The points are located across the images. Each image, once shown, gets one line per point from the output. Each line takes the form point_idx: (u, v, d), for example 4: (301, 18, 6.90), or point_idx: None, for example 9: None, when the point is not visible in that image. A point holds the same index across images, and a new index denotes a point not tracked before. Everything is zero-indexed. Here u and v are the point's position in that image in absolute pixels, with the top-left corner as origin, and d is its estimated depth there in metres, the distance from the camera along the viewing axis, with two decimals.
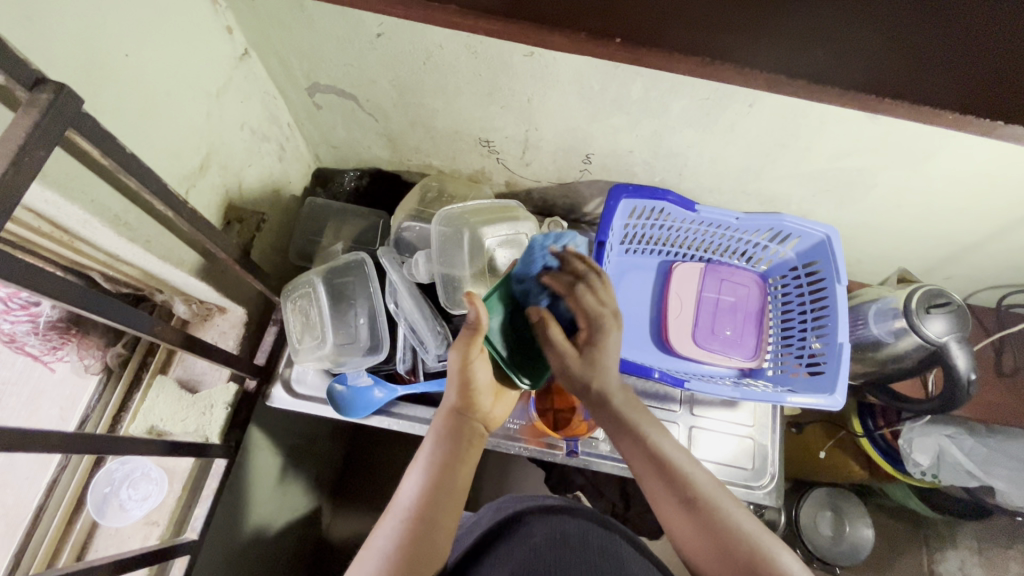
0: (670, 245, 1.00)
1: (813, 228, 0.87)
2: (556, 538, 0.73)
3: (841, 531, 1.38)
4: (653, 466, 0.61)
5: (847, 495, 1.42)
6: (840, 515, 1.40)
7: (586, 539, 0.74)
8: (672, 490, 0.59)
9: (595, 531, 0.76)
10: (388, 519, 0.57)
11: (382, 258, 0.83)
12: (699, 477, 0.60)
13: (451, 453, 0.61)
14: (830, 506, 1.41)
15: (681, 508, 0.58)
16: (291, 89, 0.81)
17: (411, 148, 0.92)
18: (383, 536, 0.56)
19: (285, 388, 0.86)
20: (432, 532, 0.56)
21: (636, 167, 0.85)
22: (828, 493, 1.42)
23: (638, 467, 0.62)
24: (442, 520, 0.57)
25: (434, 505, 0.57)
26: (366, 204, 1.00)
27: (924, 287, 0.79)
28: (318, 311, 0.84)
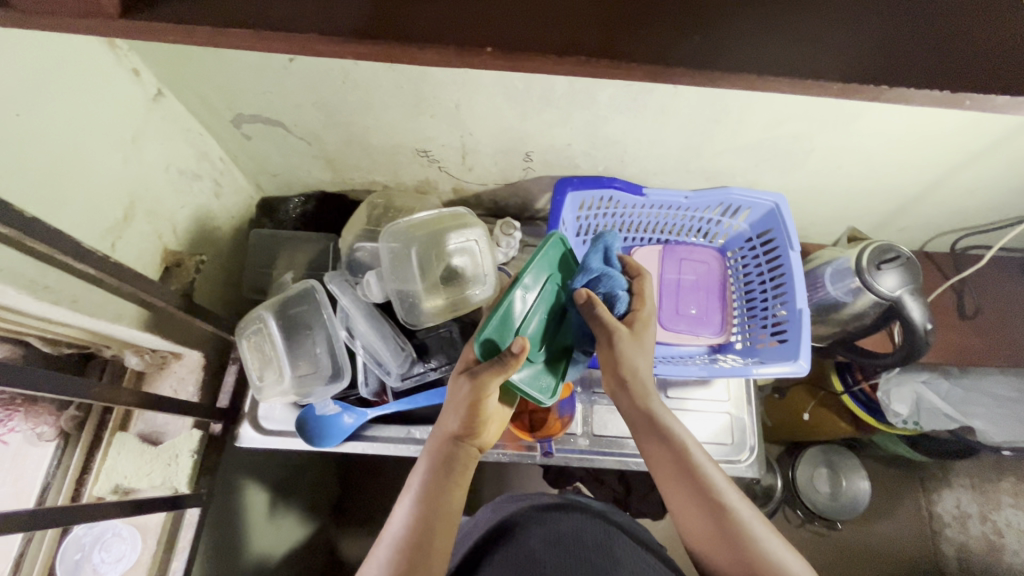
0: (626, 231, 0.99)
1: (760, 198, 0.87)
2: (552, 539, 0.72)
3: (838, 486, 1.41)
4: (683, 481, 0.61)
5: (840, 451, 1.45)
6: (835, 471, 1.43)
7: (580, 536, 0.73)
8: (687, 482, 0.61)
9: (590, 527, 0.75)
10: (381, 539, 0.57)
11: (331, 284, 0.81)
12: (724, 487, 0.60)
13: (440, 478, 0.60)
14: (825, 463, 1.44)
15: (698, 505, 0.59)
16: (216, 123, 0.78)
17: (352, 167, 0.90)
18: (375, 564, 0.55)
19: (253, 426, 0.86)
20: (423, 557, 0.54)
21: (577, 159, 0.84)
22: (822, 451, 1.45)
23: (670, 473, 0.62)
24: (435, 544, 0.56)
25: (422, 530, 0.56)
26: (314, 227, 0.98)
27: (874, 243, 0.80)
28: (270, 344, 0.81)
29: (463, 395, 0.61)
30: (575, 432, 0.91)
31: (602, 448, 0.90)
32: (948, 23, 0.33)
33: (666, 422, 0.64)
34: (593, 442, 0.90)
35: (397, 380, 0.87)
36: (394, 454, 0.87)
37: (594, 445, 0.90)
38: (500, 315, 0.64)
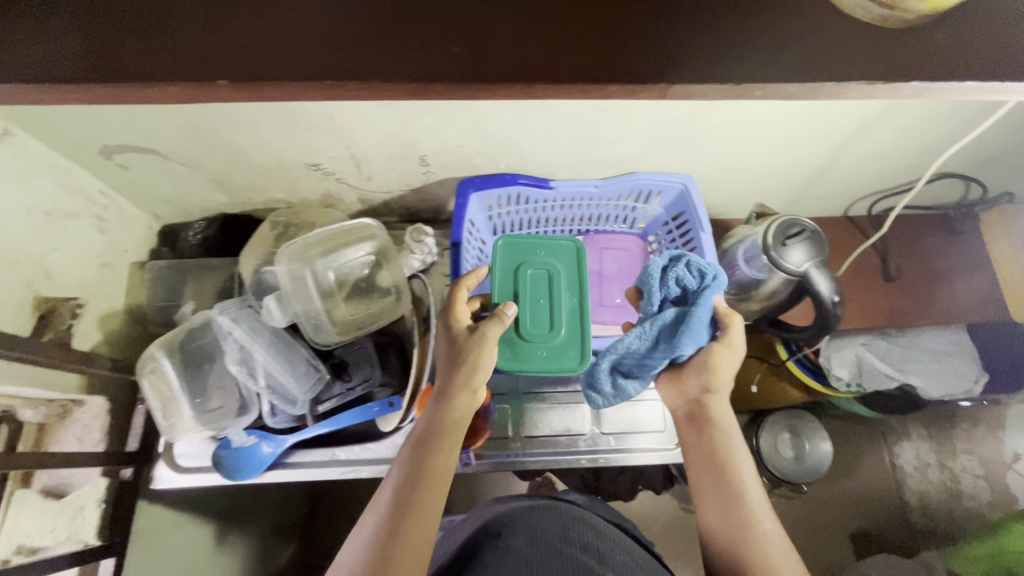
0: (544, 226, 0.97)
1: (668, 181, 0.86)
2: (539, 538, 0.64)
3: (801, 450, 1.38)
4: (718, 484, 0.65)
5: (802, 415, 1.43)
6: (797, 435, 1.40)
7: (567, 534, 0.66)
8: (717, 489, 0.65)
9: (580, 527, 0.67)
10: (362, 528, 0.58)
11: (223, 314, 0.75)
12: (753, 494, 0.64)
13: (419, 464, 0.60)
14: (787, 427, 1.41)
15: (726, 513, 0.63)
16: (84, 157, 0.74)
17: (246, 187, 0.86)
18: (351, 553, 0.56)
19: (168, 465, 0.83)
20: (395, 545, 0.54)
21: (475, 159, 0.81)
22: (783, 416, 1.43)
23: (709, 474, 0.66)
24: (407, 533, 0.55)
25: (399, 516, 0.56)
26: (220, 252, 0.94)
27: (778, 218, 0.78)
28: (167, 385, 0.78)
29: (447, 359, 0.66)
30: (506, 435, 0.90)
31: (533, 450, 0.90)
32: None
33: (730, 429, 0.68)
34: (525, 444, 0.89)
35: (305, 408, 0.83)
36: (320, 478, 0.85)
37: (526, 446, 0.89)
38: (512, 273, 0.78)
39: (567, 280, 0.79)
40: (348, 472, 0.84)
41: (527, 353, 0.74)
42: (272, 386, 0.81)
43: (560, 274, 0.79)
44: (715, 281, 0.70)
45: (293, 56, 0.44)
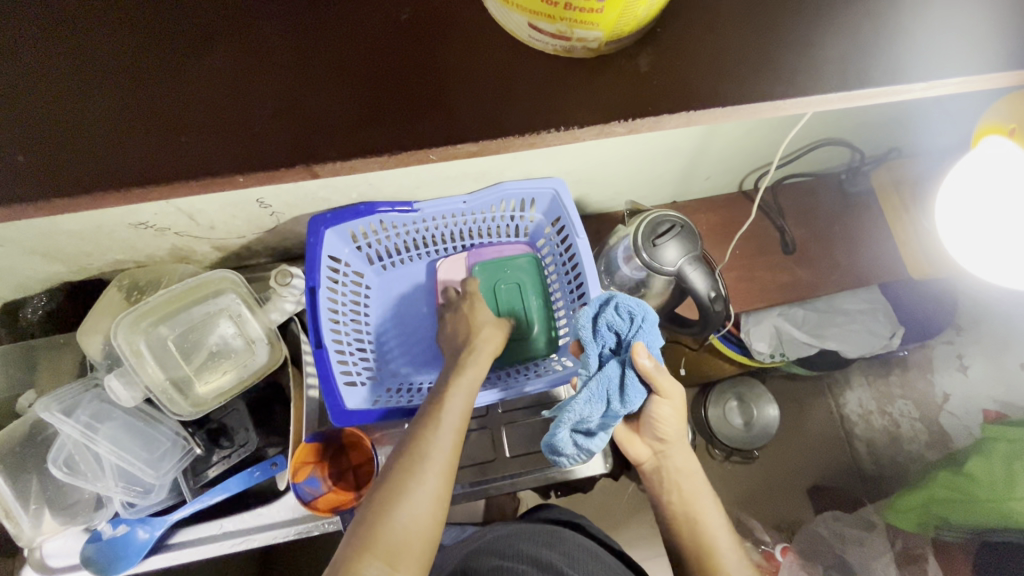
0: (426, 247, 0.92)
1: (538, 187, 0.81)
2: (541, 564, 0.76)
3: (749, 417, 1.33)
4: (687, 528, 0.70)
5: (748, 382, 1.36)
6: (744, 402, 1.34)
7: (562, 555, 0.78)
8: (685, 530, 0.70)
9: (574, 547, 0.80)
10: (371, 507, 0.58)
11: (42, 414, 0.68)
12: (719, 529, 0.70)
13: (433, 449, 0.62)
14: (734, 396, 1.34)
15: (693, 551, 0.69)
16: None
17: (77, 254, 0.78)
18: (357, 534, 0.56)
19: (37, 568, 0.76)
20: (405, 523, 0.56)
21: (320, 194, 0.74)
22: (730, 384, 1.35)
23: (679, 515, 0.71)
24: (417, 513, 0.57)
25: (415, 496, 0.58)
26: (71, 325, 0.86)
27: (647, 218, 0.74)
28: (1, 493, 0.71)
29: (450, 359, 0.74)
30: None
31: None
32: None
33: (695, 474, 0.72)
34: None
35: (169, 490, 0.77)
36: (211, 553, 0.80)
37: None
38: (491, 287, 0.91)
39: (533, 283, 0.92)
40: (239, 543, 0.79)
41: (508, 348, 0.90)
42: (122, 473, 0.75)
43: (527, 282, 0.92)
44: (646, 325, 0.63)
45: (32, 155, 0.41)
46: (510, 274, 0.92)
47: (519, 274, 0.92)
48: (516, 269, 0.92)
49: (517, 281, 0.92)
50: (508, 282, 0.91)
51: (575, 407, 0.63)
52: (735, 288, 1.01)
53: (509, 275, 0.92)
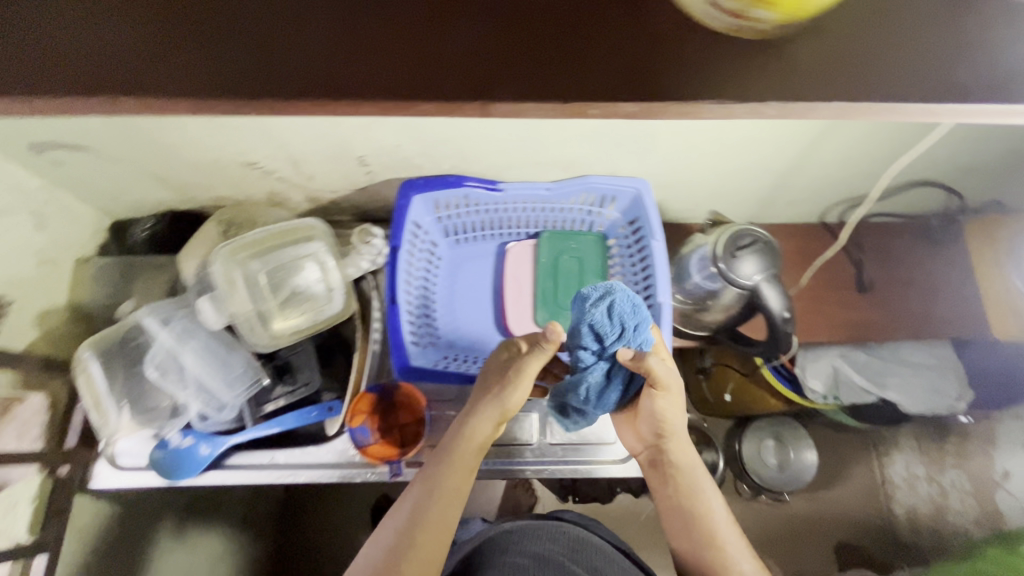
0: (500, 228, 0.95)
1: (621, 185, 0.82)
2: (541, 556, 0.72)
3: (785, 459, 1.28)
4: (692, 524, 0.69)
5: (787, 422, 1.31)
6: (782, 443, 1.29)
7: (569, 551, 0.74)
8: (685, 524, 0.69)
9: (579, 546, 0.75)
10: (395, 515, 0.65)
11: (143, 320, 0.77)
12: (723, 524, 0.69)
13: (446, 461, 0.67)
14: (772, 434, 1.30)
15: (697, 542, 0.68)
16: (14, 152, 0.73)
17: (189, 185, 0.84)
18: (381, 540, 0.63)
19: (108, 464, 0.82)
20: (417, 532, 0.62)
21: (416, 159, 0.78)
22: (769, 423, 1.30)
23: (679, 514, 0.70)
24: (428, 520, 0.62)
25: (427, 507, 0.63)
26: (169, 250, 0.93)
27: (730, 228, 0.74)
28: (96, 386, 0.78)
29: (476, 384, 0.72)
30: None
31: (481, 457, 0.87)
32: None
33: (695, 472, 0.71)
34: None
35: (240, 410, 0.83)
36: (259, 481, 0.84)
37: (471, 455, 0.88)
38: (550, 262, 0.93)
39: (595, 263, 0.93)
40: (285, 476, 0.83)
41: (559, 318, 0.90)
42: (201, 386, 0.81)
43: (588, 260, 0.93)
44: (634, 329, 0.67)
45: None
46: (572, 251, 0.93)
47: (581, 251, 0.93)
48: (579, 245, 0.93)
49: (579, 257, 0.93)
50: (568, 259, 0.93)
51: (576, 389, 0.70)
52: (800, 319, 0.99)
53: (571, 251, 0.93)
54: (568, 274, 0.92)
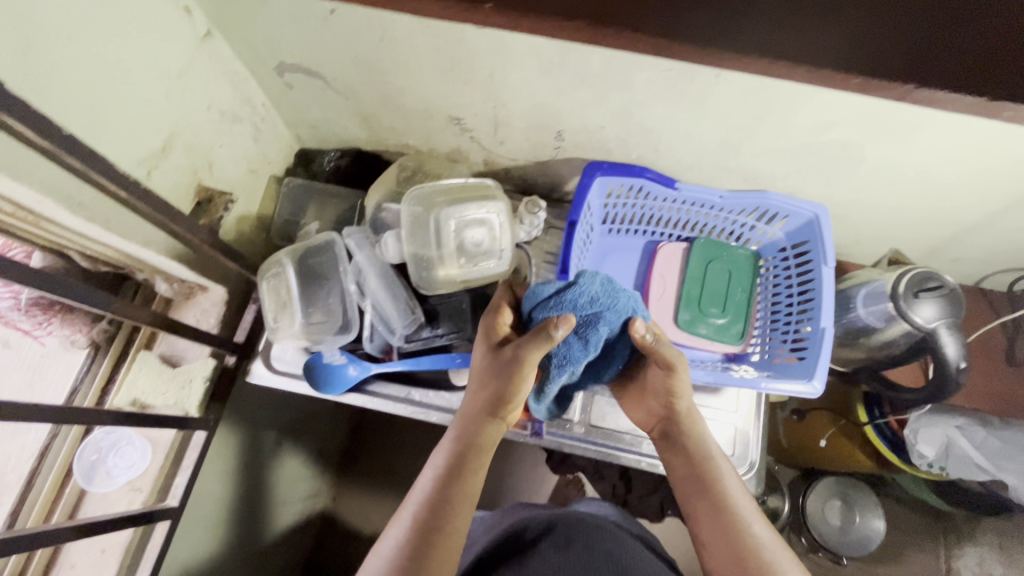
0: (655, 225, 0.97)
1: (800, 207, 0.82)
2: (561, 542, 0.68)
3: (850, 522, 1.22)
4: (708, 494, 0.66)
5: (857, 484, 1.26)
6: (849, 506, 1.24)
7: (591, 544, 0.68)
8: (700, 494, 0.67)
9: (603, 530, 0.71)
10: (402, 518, 0.62)
11: (349, 238, 0.85)
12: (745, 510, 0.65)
13: (457, 465, 0.65)
14: (840, 495, 1.24)
15: (711, 511, 0.65)
16: (260, 69, 0.80)
17: (386, 128, 0.91)
18: (391, 542, 0.59)
19: (264, 364, 0.89)
20: (436, 540, 0.58)
21: (609, 143, 0.82)
22: (838, 483, 1.25)
23: (697, 487, 0.68)
24: (447, 529, 0.60)
25: (440, 512, 0.60)
26: (347, 183, 1.00)
27: (916, 269, 0.74)
28: (286, 290, 0.83)
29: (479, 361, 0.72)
30: (571, 418, 0.90)
31: (596, 440, 0.90)
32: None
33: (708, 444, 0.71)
34: (588, 432, 0.90)
35: (400, 340, 0.89)
36: (393, 412, 0.89)
37: (589, 434, 0.90)
38: (697, 268, 0.94)
39: (743, 278, 0.94)
40: (419, 412, 0.88)
41: (699, 321, 0.92)
42: (376, 310, 0.88)
43: (736, 273, 0.94)
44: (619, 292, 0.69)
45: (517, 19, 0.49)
46: (721, 261, 0.95)
47: (728, 263, 0.95)
48: (727, 257, 0.95)
49: (728, 268, 0.94)
50: (715, 267, 0.94)
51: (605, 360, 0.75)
52: None
53: (721, 261, 0.95)
54: (714, 282, 0.94)
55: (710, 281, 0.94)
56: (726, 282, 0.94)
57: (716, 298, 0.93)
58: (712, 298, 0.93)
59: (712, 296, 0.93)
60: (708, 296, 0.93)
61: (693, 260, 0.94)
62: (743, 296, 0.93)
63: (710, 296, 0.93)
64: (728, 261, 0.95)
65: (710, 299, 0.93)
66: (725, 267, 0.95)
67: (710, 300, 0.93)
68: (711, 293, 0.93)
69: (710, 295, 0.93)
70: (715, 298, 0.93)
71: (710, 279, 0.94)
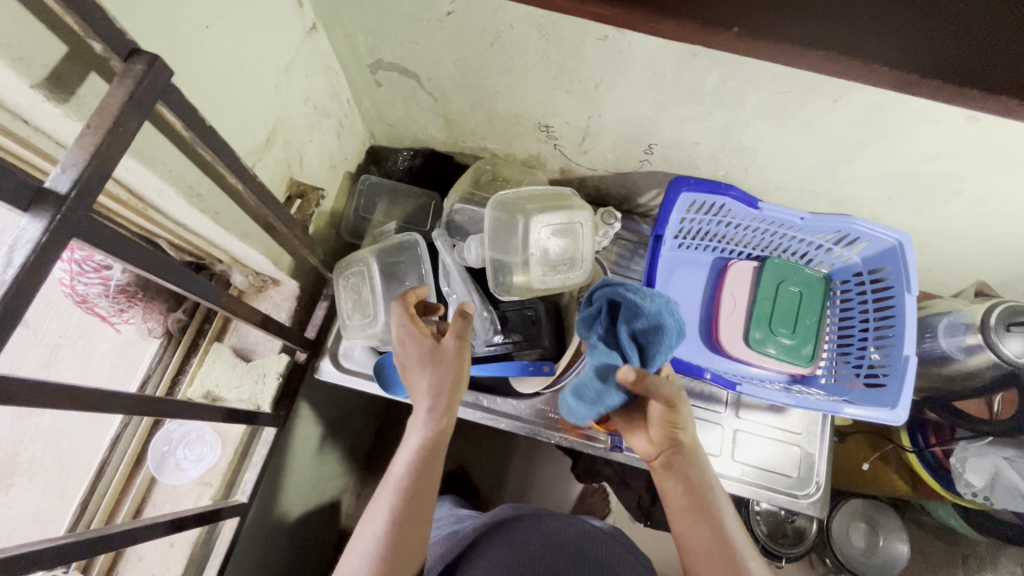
0: (726, 243, 0.96)
1: (884, 234, 0.82)
2: (552, 544, 0.68)
3: (874, 545, 1.23)
4: (700, 504, 0.63)
5: (883, 508, 1.27)
6: (873, 528, 1.25)
7: (583, 550, 0.67)
8: (697, 509, 0.63)
9: (593, 538, 0.70)
10: (379, 504, 0.60)
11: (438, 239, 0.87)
12: (730, 520, 0.63)
13: (431, 452, 0.62)
14: (863, 517, 1.26)
15: (700, 520, 0.63)
16: (353, 65, 0.79)
17: (468, 131, 0.90)
18: (370, 534, 0.58)
19: (332, 362, 0.88)
20: (414, 530, 0.58)
21: (699, 159, 0.82)
22: (863, 505, 1.27)
23: (686, 498, 0.64)
24: (423, 518, 0.59)
25: (418, 502, 0.59)
26: (418, 183, 0.99)
27: (1006, 302, 0.74)
28: (369, 289, 0.83)
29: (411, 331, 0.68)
30: None
31: None
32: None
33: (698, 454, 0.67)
34: None
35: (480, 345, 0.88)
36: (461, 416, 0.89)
37: None
38: (771, 289, 0.93)
39: (815, 301, 0.93)
40: (488, 418, 0.90)
41: (771, 342, 0.90)
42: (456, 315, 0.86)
43: (808, 296, 0.93)
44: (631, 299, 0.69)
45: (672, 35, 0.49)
46: (793, 284, 0.93)
47: (801, 287, 0.94)
48: (800, 279, 0.94)
49: (802, 290, 0.94)
50: (788, 290, 0.93)
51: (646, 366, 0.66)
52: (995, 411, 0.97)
53: (794, 282, 0.94)
54: (787, 304, 0.92)
55: (783, 303, 0.92)
56: (797, 306, 0.93)
57: (789, 321, 0.92)
58: (785, 321, 0.92)
59: (785, 318, 0.92)
60: (781, 319, 0.92)
61: (767, 280, 0.93)
62: (815, 320, 0.92)
63: (783, 319, 0.92)
64: (800, 284, 0.94)
65: (782, 323, 0.91)
66: (797, 290, 0.93)
67: (783, 322, 0.91)
68: (784, 315, 0.92)
69: (783, 318, 0.92)
70: (789, 321, 0.92)
71: (785, 302, 0.92)
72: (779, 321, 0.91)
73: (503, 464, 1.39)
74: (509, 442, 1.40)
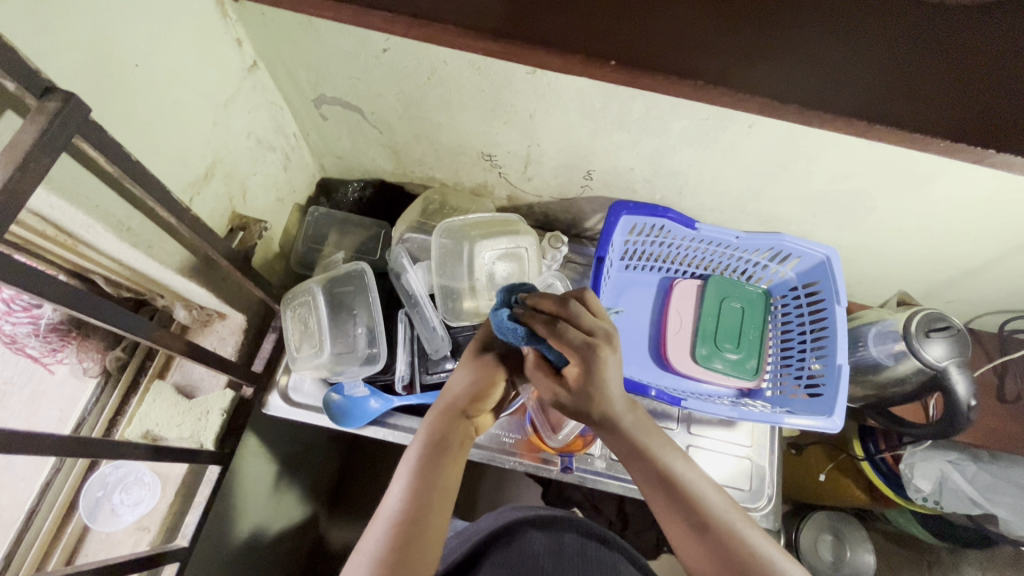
0: (670, 262, 1.00)
1: (813, 249, 0.86)
2: (556, 549, 0.65)
3: (842, 557, 1.19)
4: (662, 491, 0.56)
5: (847, 518, 1.25)
6: (840, 540, 1.22)
7: (584, 552, 0.65)
8: (681, 513, 0.55)
9: (594, 545, 0.67)
10: (376, 524, 0.53)
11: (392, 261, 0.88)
12: (719, 512, 0.55)
13: (437, 457, 0.58)
14: (830, 530, 1.23)
15: (689, 531, 0.55)
16: (298, 100, 0.81)
17: (416, 161, 0.92)
18: (371, 542, 0.51)
19: (281, 397, 0.85)
20: (422, 538, 0.51)
21: (636, 183, 0.85)
22: (828, 517, 1.24)
23: (646, 490, 0.57)
24: (433, 520, 0.53)
25: (424, 510, 0.53)
26: (370, 215, 1.01)
27: (925, 310, 0.79)
28: (317, 318, 0.83)
29: (462, 384, 0.65)
30: (593, 453, 0.89)
31: (617, 474, 0.88)
32: (995, 106, 0.40)
33: (618, 419, 0.56)
34: (610, 466, 0.88)
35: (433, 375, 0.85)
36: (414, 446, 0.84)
37: (611, 468, 0.88)
38: (715, 308, 0.96)
39: (757, 317, 0.97)
40: None
41: (715, 358, 0.93)
42: (407, 345, 0.87)
43: (750, 311, 0.97)
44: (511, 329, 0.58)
45: None
46: (737, 301, 0.97)
47: (744, 304, 0.97)
48: (743, 296, 0.97)
49: (744, 306, 0.97)
50: (731, 307, 0.96)
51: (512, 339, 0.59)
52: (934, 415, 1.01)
53: (736, 298, 0.97)
54: (729, 321, 0.95)
55: (728, 321, 0.95)
56: (740, 324, 0.96)
57: (734, 336, 0.95)
58: (729, 336, 0.95)
59: (729, 334, 0.95)
60: (725, 335, 0.94)
61: (712, 298, 0.96)
62: (757, 336, 0.96)
63: (727, 336, 0.95)
64: (743, 302, 0.97)
65: (726, 340, 0.94)
66: (741, 307, 0.97)
67: (727, 338, 0.95)
68: (728, 332, 0.95)
69: (728, 335, 0.95)
70: (733, 339, 0.95)
71: (728, 319, 0.95)
72: (723, 338, 0.94)
73: (470, 494, 1.36)
74: (476, 471, 1.38)
